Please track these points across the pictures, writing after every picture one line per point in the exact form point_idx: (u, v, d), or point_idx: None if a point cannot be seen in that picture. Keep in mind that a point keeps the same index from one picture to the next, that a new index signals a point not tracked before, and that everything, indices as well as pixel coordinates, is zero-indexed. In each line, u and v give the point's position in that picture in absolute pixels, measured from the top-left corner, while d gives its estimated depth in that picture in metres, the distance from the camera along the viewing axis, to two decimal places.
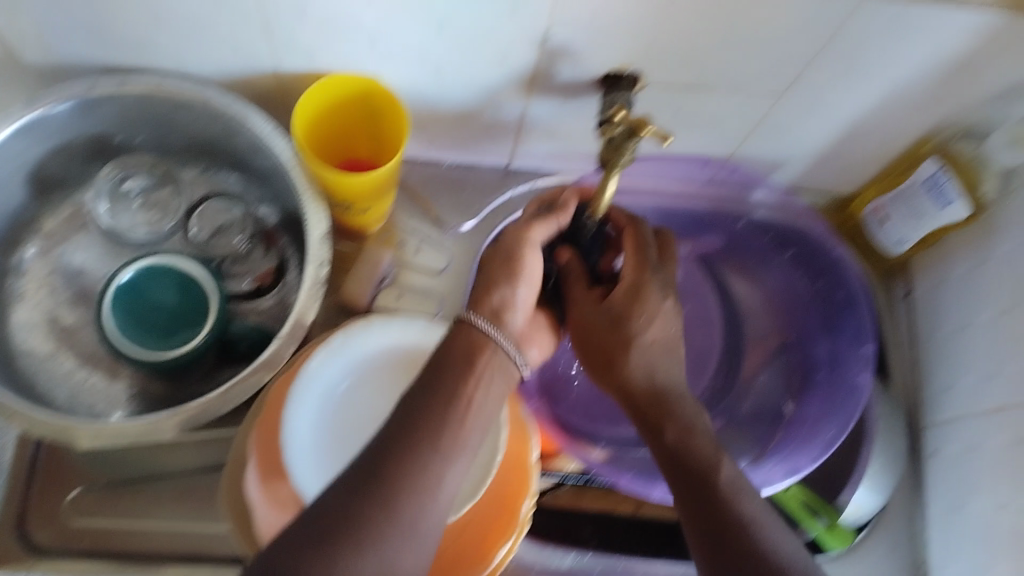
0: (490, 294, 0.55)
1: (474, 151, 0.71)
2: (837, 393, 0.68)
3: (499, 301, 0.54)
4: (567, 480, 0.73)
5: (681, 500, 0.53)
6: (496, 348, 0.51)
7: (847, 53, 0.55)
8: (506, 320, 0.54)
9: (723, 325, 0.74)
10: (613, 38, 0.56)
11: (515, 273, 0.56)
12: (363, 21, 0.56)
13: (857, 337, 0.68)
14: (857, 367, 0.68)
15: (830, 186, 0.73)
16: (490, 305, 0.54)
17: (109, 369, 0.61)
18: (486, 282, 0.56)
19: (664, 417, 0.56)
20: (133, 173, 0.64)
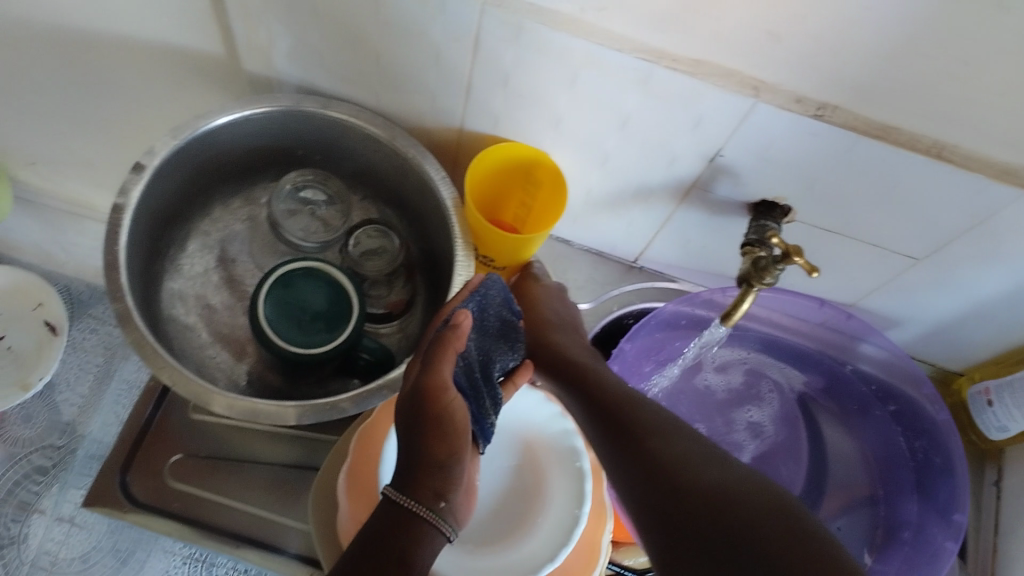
0: (420, 464, 0.50)
1: (610, 243, 0.78)
2: (919, 559, 0.71)
3: (439, 478, 0.50)
4: (625, 574, 0.75)
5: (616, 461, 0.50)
6: (437, 530, 0.48)
7: (989, 241, 0.60)
8: (444, 501, 0.50)
9: (812, 456, 0.81)
10: (784, 167, 0.58)
11: (456, 438, 0.51)
12: (556, 105, 0.59)
13: (949, 506, 0.71)
14: (940, 536, 0.71)
15: (935, 358, 0.80)
16: (433, 485, 0.49)
17: (237, 350, 0.68)
18: (421, 454, 0.50)
19: (627, 406, 0.53)
20: (313, 184, 0.71)
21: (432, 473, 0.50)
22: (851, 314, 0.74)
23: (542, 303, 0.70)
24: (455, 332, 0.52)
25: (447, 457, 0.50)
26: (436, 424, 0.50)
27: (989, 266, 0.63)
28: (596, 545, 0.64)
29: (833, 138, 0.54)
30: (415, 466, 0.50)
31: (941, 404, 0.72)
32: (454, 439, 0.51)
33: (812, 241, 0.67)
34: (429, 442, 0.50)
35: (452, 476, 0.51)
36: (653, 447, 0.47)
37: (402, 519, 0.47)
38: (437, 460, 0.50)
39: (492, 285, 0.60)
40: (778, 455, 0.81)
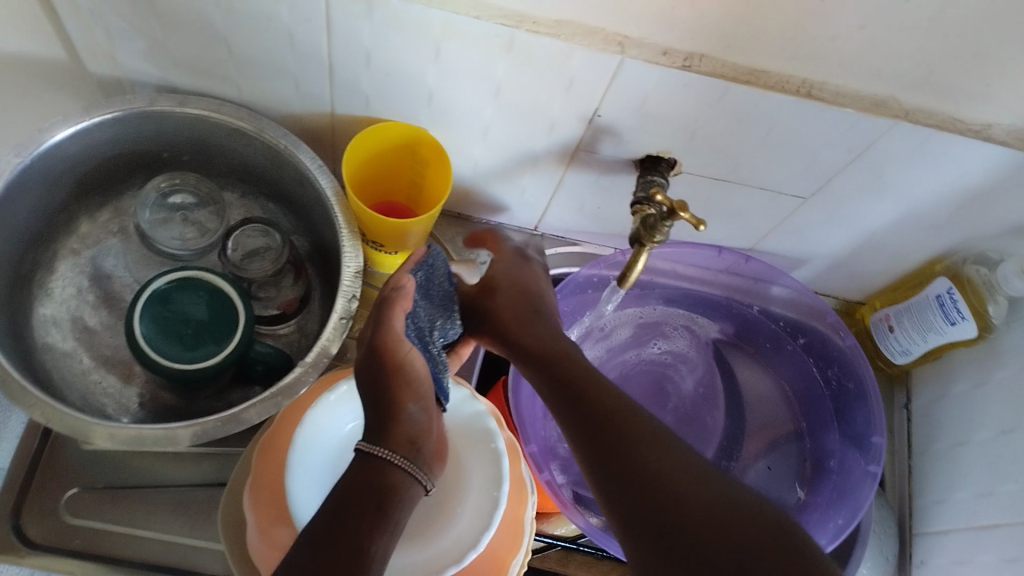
0: (390, 420, 0.48)
1: (506, 215, 0.76)
2: (847, 485, 0.73)
3: (409, 426, 0.49)
4: (556, 544, 0.76)
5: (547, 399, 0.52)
6: (412, 483, 0.47)
7: (870, 172, 0.60)
8: (417, 451, 0.49)
9: (727, 401, 0.80)
10: (663, 121, 0.57)
11: (421, 391, 0.50)
12: (425, 79, 0.57)
13: (864, 433, 0.73)
14: (863, 464, 0.72)
15: (837, 291, 0.81)
16: (405, 434, 0.48)
17: (124, 373, 0.64)
18: (388, 400, 0.49)
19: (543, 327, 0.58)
20: (181, 189, 0.67)
21: (404, 421, 0.49)
22: (748, 255, 0.74)
23: (505, 282, 0.62)
24: (399, 290, 0.52)
25: (412, 403, 0.50)
26: (398, 372, 0.49)
27: (874, 196, 0.63)
28: (519, 518, 0.63)
29: (705, 87, 0.53)
30: (378, 410, 0.49)
31: (845, 330, 0.74)
32: (416, 385, 0.50)
33: (703, 191, 0.66)
34: (399, 395, 0.49)
35: (417, 423, 0.49)
36: (638, 445, 0.45)
37: (377, 463, 0.46)
38: (403, 404, 0.49)
39: (437, 254, 0.59)
40: (695, 400, 0.80)
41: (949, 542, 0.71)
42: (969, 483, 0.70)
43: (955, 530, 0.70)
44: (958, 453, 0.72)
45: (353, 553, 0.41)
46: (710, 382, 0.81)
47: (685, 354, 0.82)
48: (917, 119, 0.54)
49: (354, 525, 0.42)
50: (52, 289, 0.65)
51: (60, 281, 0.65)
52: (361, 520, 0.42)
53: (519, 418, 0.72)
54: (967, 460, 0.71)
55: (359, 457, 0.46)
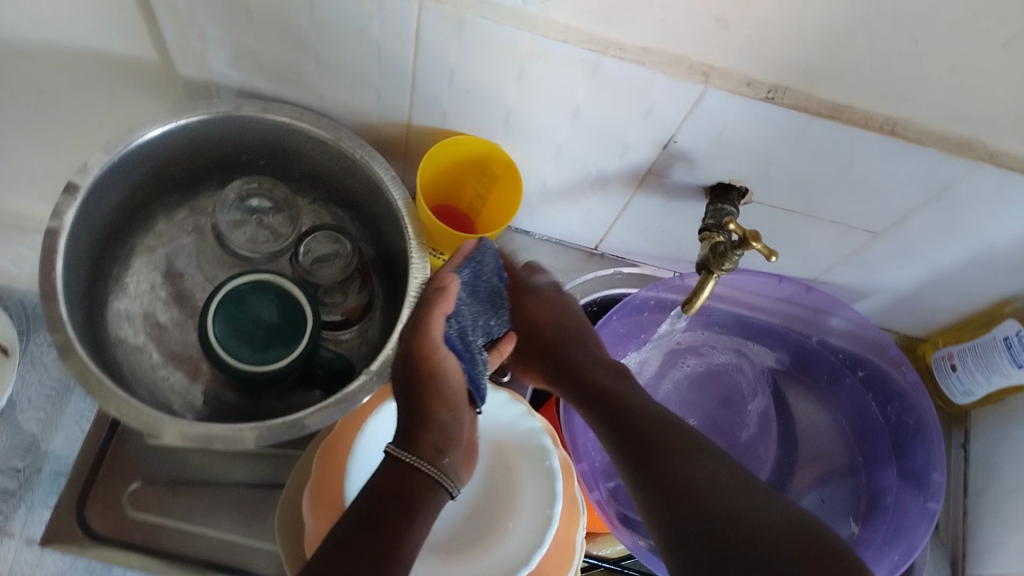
0: (421, 427, 0.50)
1: (568, 232, 0.77)
2: (903, 526, 0.71)
3: (439, 434, 0.51)
4: (600, 565, 0.76)
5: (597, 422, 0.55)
6: (437, 490, 0.48)
7: (947, 212, 0.60)
8: (444, 457, 0.50)
9: (778, 430, 0.79)
10: (740, 150, 0.57)
11: (454, 398, 0.52)
12: (504, 98, 0.57)
13: (921, 473, 0.72)
14: (919, 504, 0.71)
15: (898, 326, 0.80)
16: (434, 440, 0.50)
17: (191, 370, 0.66)
18: (422, 409, 0.51)
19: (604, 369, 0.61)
20: (257, 193, 0.70)
21: (436, 426, 0.51)
22: (812, 286, 0.74)
23: (547, 322, 0.67)
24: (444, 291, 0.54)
25: (445, 411, 0.51)
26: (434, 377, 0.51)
27: (948, 236, 0.62)
28: (571, 540, 0.63)
29: (787, 120, 0.53)
30: (413, 414, 0.51)
31: (907, 366, 0.73)
32: (449, 395, 0.52)
33: (772, 220, 0.66)
34: (430, 405, 0.51)
35: (449, 431, 0.51)
36: (671, 457, 0.48)
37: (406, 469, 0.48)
38: (435, 411, 0.51)
39: (486, 251, 0.60)
40: (750, 428, 0.79)
41: None
42: None
43: None
44: (1017, 500, 0.71)
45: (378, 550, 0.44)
46: (766, 412, 0.80)
47: (742, 381, 0.81)
48: (1002, 162, 0.53)
49: (385, 526, 0.45)
50: (127, 284, 0.66)
51: (135, 276, 0.67)
52: (397, 515, 0.45)
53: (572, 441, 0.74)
54: None
55: (388, 461, 0.48)
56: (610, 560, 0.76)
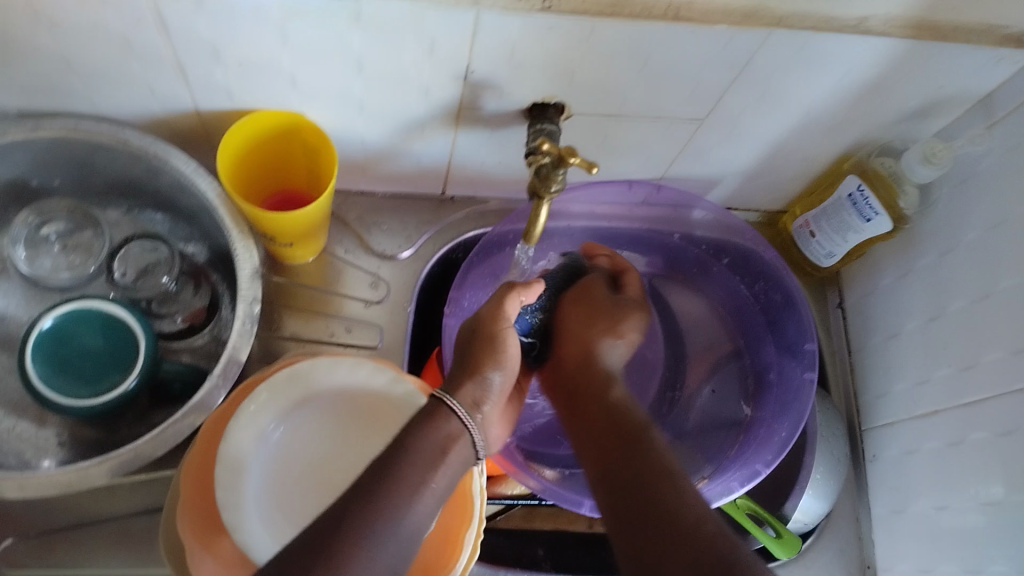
0: (471, 382, 0.58)
1: (409, 184, 0.74)
2: (787, 395, 0.72)
3: (480, 389, 0.58)
4: (515, 503, 0.76)
5: (603, 462, 0.57)
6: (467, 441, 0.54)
7: (759, 84, 0.59)
8: (480, 410, 0.58)
9: (666, 334, 0.81)
10: (539, 67, 0.55)
11: (501, 358, 0.60)
12: (283, 63, 0.54)
13: (792, 342, 0.74)
14: (795, 372, 0.72)
15: (757, 204, 0.80)
16: (473, 391, 0.58)
17: (37, 417, 0.62)
18: (471, 365, 0.59)
19: (606, 386, 0.62)
20: (51, 218, 0.65)
21: (478, 380, 0.58)
22: (661, 184, 0.73)
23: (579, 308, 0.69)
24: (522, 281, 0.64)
25: (494, 369, 0.59)
26: (490, 339, 0.60)
27: (769, 106, 0.62)
28: (467, 489, 0.62)
29: (570, 26, 0.50)
30: (463, 369, 0.59)
31: (766, 243, 0.73)
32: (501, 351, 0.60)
33: (598, 129, 0.64)
34: (482, 365, 0.59)
35: (493, 386, 0.59)
36: (651, 494, 0.52)
37: (440, 410, 0.54)
38: (484, 370, 0.59)
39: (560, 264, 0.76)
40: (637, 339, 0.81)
41: (895, 434, 0.71)
42: (907, 375, 0.70)
43: (900, 422, 0.71)
44: (893, 346, 0.72)
45: (379, 514, 0.47)
46: (646, 317, 0.82)
47: None
48: (791, 25, 0.52)
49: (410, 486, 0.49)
50: None
51: None
52: (397, 488, 0.49)
53: None
54: (902, 351, 0.71)
55: (438, 406, 0.54)
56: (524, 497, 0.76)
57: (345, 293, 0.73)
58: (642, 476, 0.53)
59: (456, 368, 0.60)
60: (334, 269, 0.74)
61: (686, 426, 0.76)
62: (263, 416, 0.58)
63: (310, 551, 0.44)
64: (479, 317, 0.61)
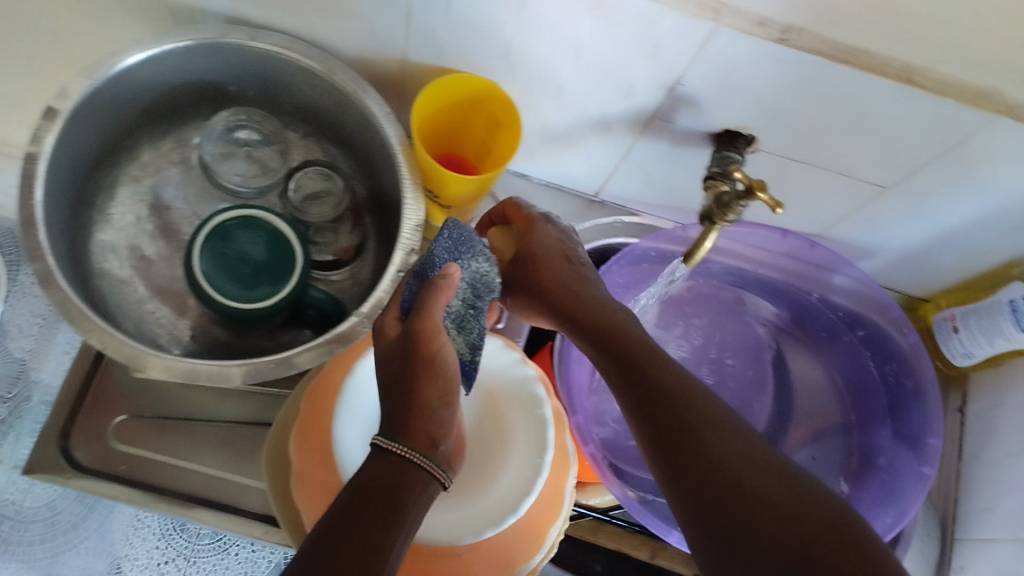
0: (422, 417, 0.47)
1: (568, 178, 0.75)
2: (893, 486, 0.70)
3: (433, 423, 0.47)
4: (587, 514, 0.76)
5: (631, 409, 0.48)
6: (423, 480, 0.45)
7: (959, 167, 0.57)
8: (440, 447, 0.47)
9: (777, 390, 0.79)
10: (748, 95, 0.55)
11: (448, 386, 0.49)
12: (503, 32, 0.55)
13: (911, 434, 0.71)
14: (907, 464, 0.70)
15: (901, 285, 0.79)
16: (426, 429, 0.47)
17: (177, 305, 0.65)
18: (414, 398, 0.47)
19: (621, 336, 0.51)
20: (246, 124, 0.67)
21: (426, 418, 0.47)
22: (815, 242, 0.72)
23: (552, 261, 0.57)
24: (446, 277, 0.51)
25: (438, 399, 0.48)
26: (428, 361, 0.48)
27: (959, 190, 0.60)
28: (561, 488, 0.62)
29: (799, 62, 0.50)
30: (401, 401, 0.47)
31: (908, 328, 0.71)
32: (446, 379, 0.49)
33: (777, 171, 0.64)
34: (428, 396, 0.48)
35: (442, 419, 0.48)
36: (692, 441, 0.44)
37: (393, 466, 0.45)
38: (429, 401, 0.48)
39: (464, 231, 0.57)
40: (745, 386, 0.79)
41: (992, 552, 0.69)
42: (1019, 495, 0.68)
43: (1001, 541, 0.68)
44: (1013, 463, 0.70)
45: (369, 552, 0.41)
46: (761, 367, 0.80)
47: (737, 338, 0.81)
48: (1020, 114, 0.51)
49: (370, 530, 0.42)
50: (111, 215, 0.65)
51: (121, 207, 0.65)
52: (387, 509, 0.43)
53: (566, 393, 0.71)
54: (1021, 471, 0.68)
55: (391, 459, 0.45)
56: (598, 510, 0.76)
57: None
58: (675, 414, 0.45)
59: (388, 396, 0.48)
60: None
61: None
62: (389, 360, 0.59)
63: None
64: (410, 335, 0.49)
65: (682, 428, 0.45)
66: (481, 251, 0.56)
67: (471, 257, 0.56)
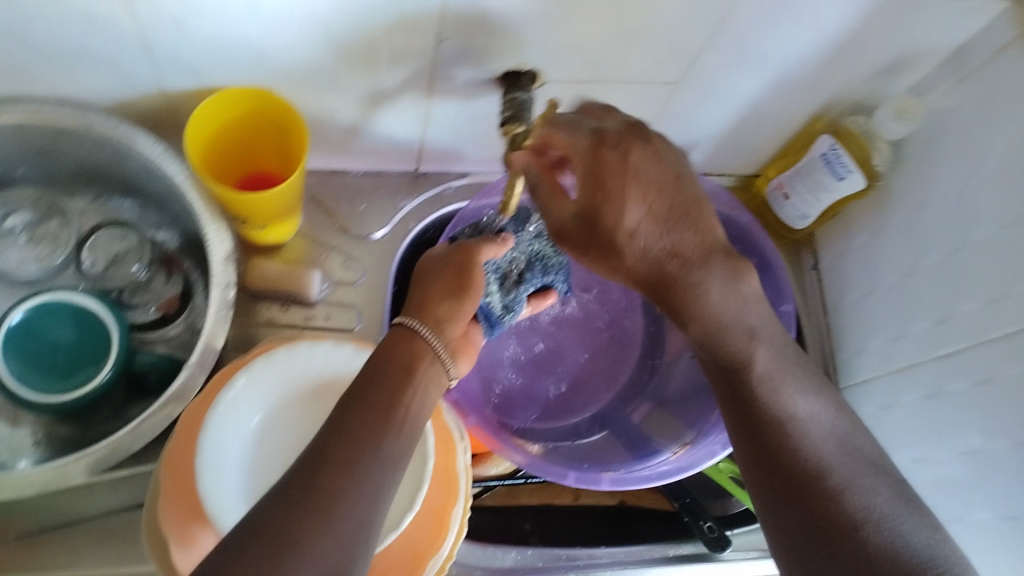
0: (434, 306, 0.56)
1: (383, 161, 0.73)
2: None
3: (445, 312, 0.56)
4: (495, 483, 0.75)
5: (722, 393, 0.54)
6: (428, 355, 0.52)
7: (733, 44, 0.58)
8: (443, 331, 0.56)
9: (646, 303, 0.81)
10: (514, 32, 0.54)
11: (468, 287, 0.58)
12: (251, 36, 0.52)
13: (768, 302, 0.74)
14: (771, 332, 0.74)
15: (731, 168, 0.81)
16: (436, 312, 0.56)
17: (8, 415, 0.60)
18: (437, 286, 0.57)
19: (675, 296, 0.53)
20: (15, 209, 0.62)
21: (438, 307, 0.56)
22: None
23: (584, 174, 0.52)
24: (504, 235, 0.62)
25: (461, 295, 0.57)
26: (461, 267, 0.58)
27: (743, 66, 0.62)
28: (452, 468, 0.62)
29: None
30: (423, 294, 0.57)
31: (742, 209, 0.75)
32: (470, 278, 0.58)
33: (574, 96, 0.64)
34: (443, 289, 0.57)
35: (451, 313, 0.56)
36: (783, 424, 0.51)
37: (405, 333, 0.53)
38: (452, 292, 0.57)
39: None
40: (617, 308, 0.81)
41: (873, 390, 0.72)
42: (883, 331, 0.71)
43: (877, 379, 0.72)
44: (869, 304, 0.73)
45: (347, 469, 0.42)
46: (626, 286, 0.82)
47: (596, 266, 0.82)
48: None
49: (353, 451, 0.43)
50: None
51: None
52: (372, 421, 0.46)
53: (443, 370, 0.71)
54: (877, 308, 0.72)
55: (403, 330, 0.53)
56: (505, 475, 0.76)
57: (320, 274, 0.71)
58: (762, 419, 0.52)
59: (422, 284, 0.58)
60: (313, 251, 0.73)
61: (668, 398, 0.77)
62: (242, 405, 0.59)
63: (285, 489, 0.41)
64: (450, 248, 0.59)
65: (763, 433, 0.51)
66: (549, 228, 0.70)
67: (534, 226, 0.68)
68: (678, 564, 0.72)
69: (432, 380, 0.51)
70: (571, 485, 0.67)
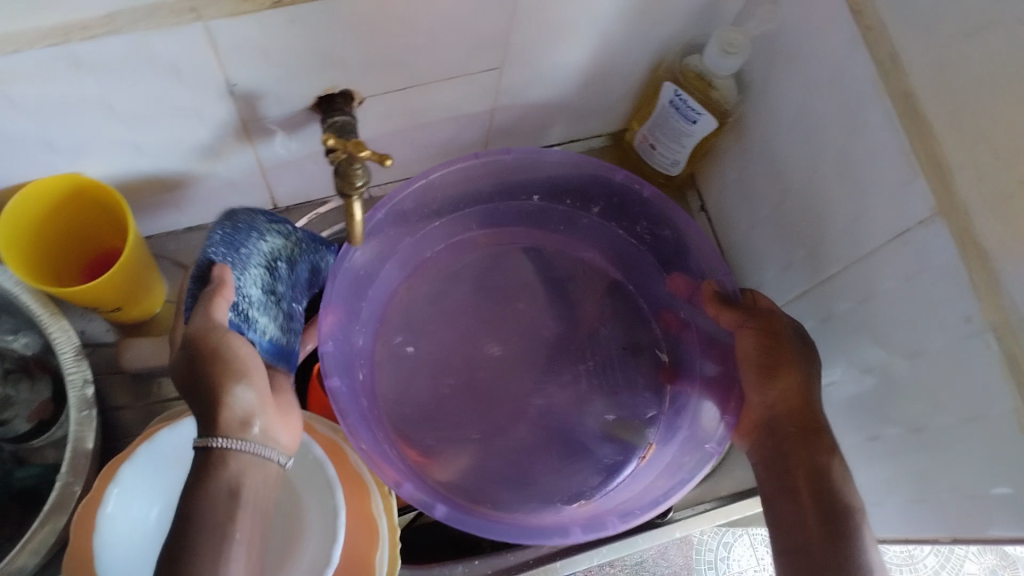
0: (227, 410, 0.49)
1: (237, 209, 0.71)
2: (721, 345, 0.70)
3: (238, 408, 0.50)
4: None
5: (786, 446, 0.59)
6: (253, 460, 0.49)
7: (538, 19, 0.56)
8: (252, 427, 0.50)
9: (543, 282, 0.77)
10: (302, 63, 0.52)
11: (241, 367, 0.51)
12: (27, 130, 0.49)
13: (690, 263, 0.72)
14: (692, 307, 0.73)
15: (597, 129, 0.79)
16: (232, 415, 0.49)
17: None
18: (210, 386, 0.50)
19: (804, 385, 0.59)
20: None
21: (229, 404, 0.49)
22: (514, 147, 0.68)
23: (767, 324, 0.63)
24: (218, 283, 0.55)
25: (239, 383, 0.50)
26: (214, 356, 0.51)
27: (559, 36, 0.59)
28: (369, 512, 0.60)
29: (311, 15, 0.47)
30: (203, 408, 0.49)
31: (639, 180, 0.70)
32: (238, 362, 0.51)
33: (398, 104, 0.61)
34: (220, 385, 0.50)
35: (249, 398, 0.50)
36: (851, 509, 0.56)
37: (212, 467, 0.48)
38: (228, 386, 0.50)
39: (280, 228, 0.64)
40: (519, 319, 0.75)
41: None
42: (772, 261, 0.69)
43: None
44: (754, 238, 0.72)
45: None
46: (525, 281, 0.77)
47: (486, 272, 0.77)
48: None
49: None
50: None
51: None
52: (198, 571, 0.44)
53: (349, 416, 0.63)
54: (762, 242, 0.70)
55: (218, 456, 0.48)
56: None
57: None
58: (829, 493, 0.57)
59: (193, 393, 0.50)
60: None
61: (599, 382, 0.74)
62: (132, 505, 0.56)
63: None
64: (192, 337, 0.52)
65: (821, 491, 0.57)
66: (265, 229, 0.63)
67: (254, 239, 0.61)
68: (628, 539, 0.74)
69: (258, 492, 0.50)
70: (579, 536, 0.62)
